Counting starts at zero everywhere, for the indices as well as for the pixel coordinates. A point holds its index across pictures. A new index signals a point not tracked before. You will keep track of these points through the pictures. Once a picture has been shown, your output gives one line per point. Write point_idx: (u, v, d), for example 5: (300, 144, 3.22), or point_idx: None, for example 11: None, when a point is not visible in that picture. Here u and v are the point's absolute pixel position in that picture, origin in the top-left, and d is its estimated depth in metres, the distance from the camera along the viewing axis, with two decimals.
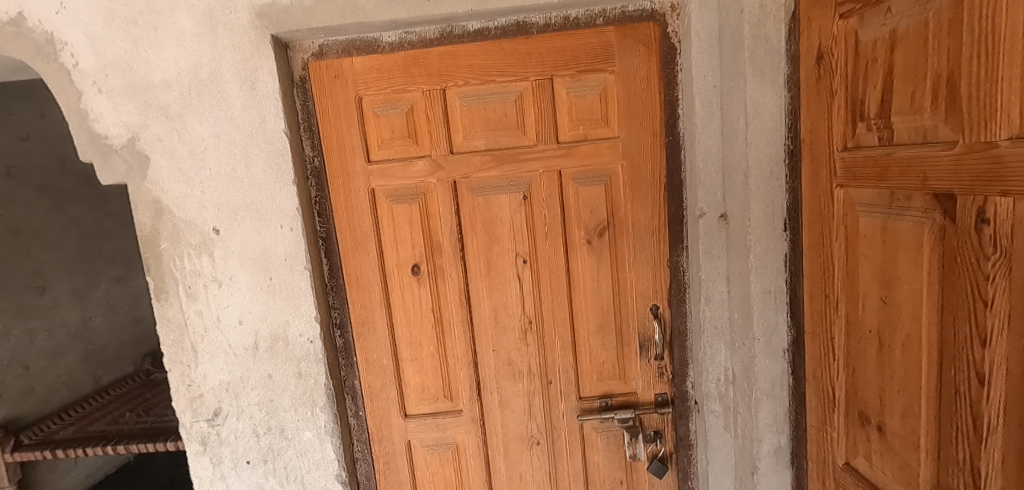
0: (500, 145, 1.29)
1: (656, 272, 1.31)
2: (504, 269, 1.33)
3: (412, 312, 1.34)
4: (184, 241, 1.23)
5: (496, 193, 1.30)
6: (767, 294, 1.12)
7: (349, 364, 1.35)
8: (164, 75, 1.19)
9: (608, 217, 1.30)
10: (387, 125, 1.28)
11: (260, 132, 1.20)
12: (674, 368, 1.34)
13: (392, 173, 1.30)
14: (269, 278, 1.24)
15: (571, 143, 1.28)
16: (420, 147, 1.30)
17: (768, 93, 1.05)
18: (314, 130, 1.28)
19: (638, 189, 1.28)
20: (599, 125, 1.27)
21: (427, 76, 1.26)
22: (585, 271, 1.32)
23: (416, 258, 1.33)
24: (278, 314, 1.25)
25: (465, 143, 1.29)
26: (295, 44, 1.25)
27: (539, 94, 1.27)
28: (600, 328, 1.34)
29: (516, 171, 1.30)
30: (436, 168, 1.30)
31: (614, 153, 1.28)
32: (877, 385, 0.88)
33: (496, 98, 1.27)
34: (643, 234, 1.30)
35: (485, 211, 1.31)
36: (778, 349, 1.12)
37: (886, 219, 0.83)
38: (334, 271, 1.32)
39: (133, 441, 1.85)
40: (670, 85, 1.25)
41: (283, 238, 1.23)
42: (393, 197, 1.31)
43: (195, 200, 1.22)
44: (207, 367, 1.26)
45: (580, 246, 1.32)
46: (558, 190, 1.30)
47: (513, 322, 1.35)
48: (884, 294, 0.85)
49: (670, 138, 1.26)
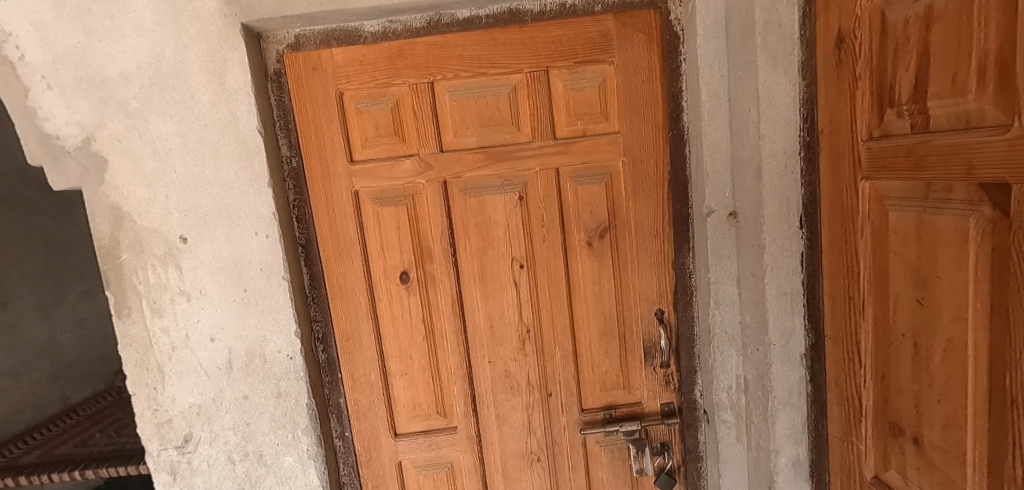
0: (493, 142, 1.21)
1: (661, 276, 1.24)
2: (499, 274, 1.24)
3: (401, 323, 1.25)
4: (147, 251, 1.12)
5: (490, 194, 1.22)
6: (784, 296, 1.02)
7: (333, 381, 1.25)
8: (122, 69, 1.08)
9: (609, 218, 1.23)
10: (370, 121, 1.19)
11: (230, 130, 1.10)
12: (681, 376, 1.27)
13: (378, 174, 1.20)
14: (243, 290, 1.13)
15: (569, 139, 1.21)
16: (407, 145, 1.20)
17: (782, 82, 0.97)
18: (291, 127, 1.18)
19: (641, 187, 1.21)
20: (598, 120, 1.20)
21: (414, 68, 1.17)
22: (586, 274, 1.25)
23: (405, 265, 1.23)
24: (254, 329, 1.14)
25: (456, 141, 1.21)
26: (269, 35, 1.15)
27: (534, 87, 1.19)
28: (602, 335, 1.26)
29: (511, 170, 1.21)
30: (424, 167, 1.21)
31: (615, 150, 1.20)
32: (913, 393, 0.79)
33: (489, 91, 1.19)
34: (646, 236, 1.22)
35: (478, 214, 1.22)
36: (795, 355, 1.03)
37: (921, 213, 0.75)
38: (316, 280, 1.22)
39: (102, 465, 1.71)
40: (673, 76, 1.18)
41: (258, 246, 1.12)
42: (378, 200, 1.21)
43: (159, 206, 1.11)
44: (176, 390, 1.15)
45: (580, 249, 1.24)
46: (555, 189, 1.22)
47: (510, 331, 1.26)
48: (920, 294, 0.76)
49: (674, 132, 1.19)
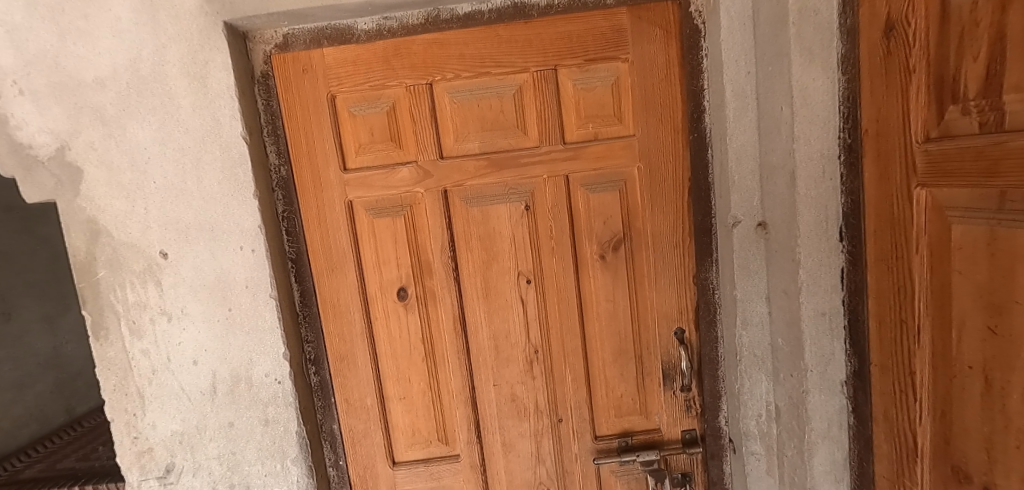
0: (497, 147, 1.11)
1: (680, 292, 1.13)
2: (505, 290, 1.15)
3: (399, 343, 1.16)
4: (125, 268, 1.04)
5: (494, 203, 1.12)
6: (822, 317, 0.91)
7: (327, 406, 1.16)
8: (98, 73, 1.00)
9: (624, 228, 1.13)
10: (365, 126, 1.10)
11: (212, 137, 1.01)
12: (704, 401, 1.16)
13: (373, 183, 1.11)
14: (227, 309, 1.05)
15: (579, 143, 1.11)
16: (405, 152, 1.11)
17: (819, 78, 0.87)
18: (280, 133, 1.09)
19: (659, 195, 1.11)
20: (611, 123, 1.10)
21: (411, 68, 1.08)
22: (598, 290, 1.15)
23: (403, 280, 1.14)
24: (239, 351, 1.06)
25: (457, 146, 1.11)
26: (255, 34, 1.07)
27: (541, 87, 1.09)
28: (617, 357, 1.16)
29: (517, 177, 1.12)
30: (422, 175, 1.12)
31: (630, 154, 1.10)
32: (983, 436, 0.68)
33: (492, 93, 1.10)
34: (664, 248, 1.12)
35: (481, 225, 1.13)
36: (834, 382, 0.93)
37: (993, 226, 0.64)
38: (307, 297, 1.13)
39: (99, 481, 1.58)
40: (694, 74, 1.07)
41: (243, 261, 1.04)
42: (373, 211, 1.12)
43: (138, 219, 1.03)
44: (157, 416, 1.07)
45: (592, 262, 1.14)
46: (565, 197, 1.12)
47: (517, 352, 1.16)
48: (993, 321, 0.65)
49: (695, 135, 1.09)
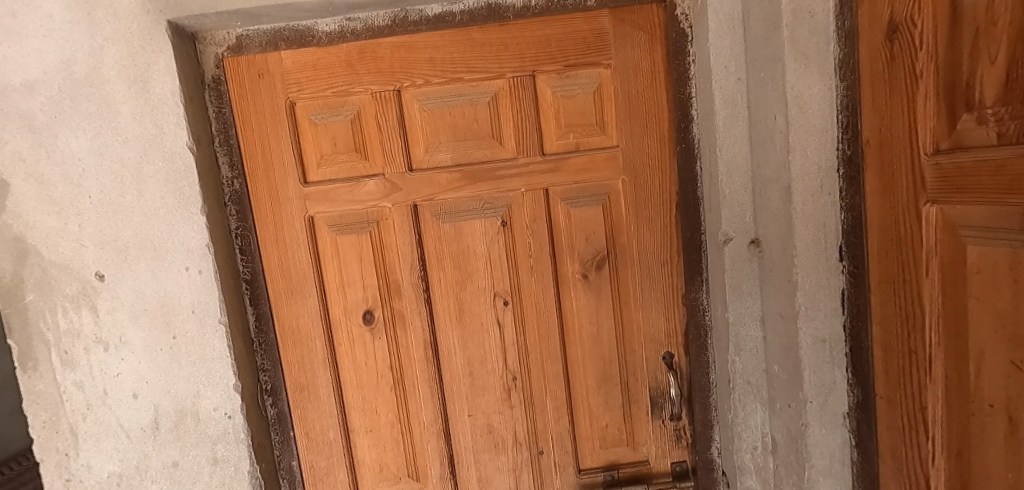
0: (471, 159, 1.03)
1: (668, 314, 1.06)
2: (480, 313, 1.06)
3: (365, 371, 1.06)
4: (58, 291, 0.93)
5: (468, 219, 1.04)
6: (821, 344, 0.84)
7: (285, 440, 1.06)
8: (26, 76, 0.90)
9: (607, 245, 1.05)
10: (327, 136, 1.02)
11: (155, 147, 0.92)
12: (694, 431, 1.08)
13: (336, 198, 1.03)
14: (171, 337, 0.95)
15: (560, 154, 1.03)
16: (371, 164, 1.03)
17: (815, 85, 0.80)
18: (233, 143, 1.00)
19: (644, 210, 1.04)
20: (593, 132, 1.03)
21: (377, 73, 1.00)
22: (580, 312, 1.07)
23: (369, 302, 1.05)
24: (185, 383, 0.96)
25: (427, 157, 1.03)
26: (206, 35, 0.98)
27: (518, 94, 1.02)
28: (601, 383, 1.08)
29: (492, 191, 1.04)
30: (390, 189, 1.03)
31: (613, 166, 1.03)
32: (1006, 484, 0.61)
33: (465, 100, 1.02)
34: (651, 266, 1.05)
35: (454, 243, 1.04)
36: (836, 415, 0.85)
37: (1016, 248, 0.58)
38: (263, 322, 1.03)
39: None
40: (680, 81, 1.01)
41: (188, 284, 0.94)
42: (336, 228, 1.03)
43: (71, 237, 0.92)
44: (92, 456, 0.96)
45: (574, 282, 1.06)
46: (544, 212, 1.04)
47: (493, 380, 1.07)
48: (1017, 355, 0.58)
49: (682, 145, 1.02)
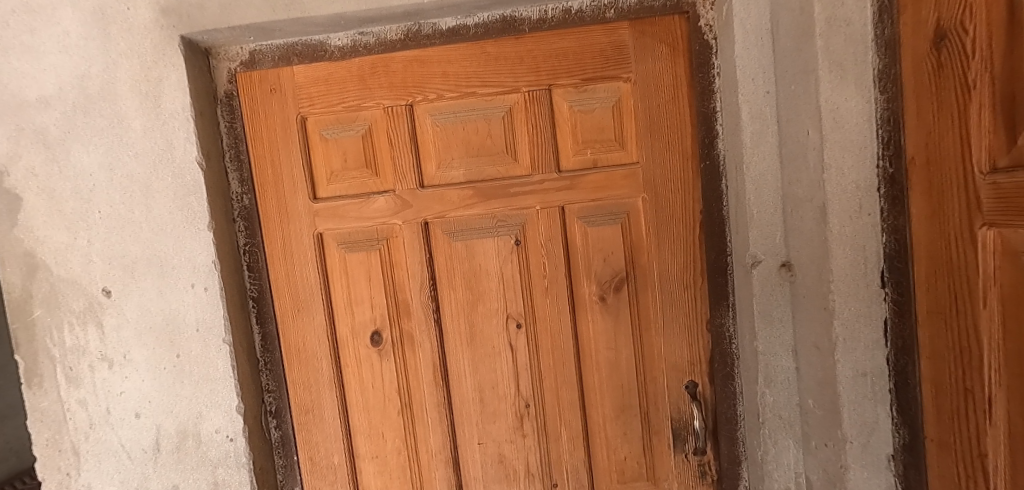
0: (484, 175, 1.00)
1: (691, 341, 1.00)
2: (491, 336, 1.01)
3: (372, 394, 1.02)
4: (65, 307, 0.92)
5: (480, 237, 1.00)
6: (862, 378, 0.78)
7: (288, 465, 1.03)
8: (42, 91, 0.90)
9: (626, 267, 1.00)
10: (337, 151, 1.00)
11: (164, 162, 0.90)
12: (720, 467, 1.00)
13: (345, 214, 1.00)
14: (175, 355, 0.93)
15: (577, 171, 0.99)
16: (381, 180, 1.00)
17: (851, 97, 0.74)
18: (243, 159, 0.99)
19: (665, 231, 0.99)
20: (611, 148, 0.99)
21: (389, 88, 0.98)
22: (597, 337, 1.01)
23: (377, 323, 1.02)
24: (187, 404, 0.93)
25: (439, 174, 1.00)
26: (219, 51, 0.97)
27: (534, 109, 0.98)
28: (619, 413, 1.02)
29: (505, 209, 1.00)
30: (400, 206, 1.00)
31: (632, 184, 0.99)
32: None
33: (479, 115, 0.99)
34: (672, 290, 0.99)
35: (465, 262, 1.01)
36: (879, 457, 0.78)
37: None
38: (269, 342, 1.01)
39: None
40: (704, 95, 0.96)
41: (193, 301, 0.92)
42: (345, 245, 1.00)
43: (79, 252, 0.91)
44: (93, 476, 0.94)
45: (590, 305, 1.01)
46: (560, 231, 1.00)
47: (505, 406, 1.02)
48: None
49: (706, 162, 0.97)
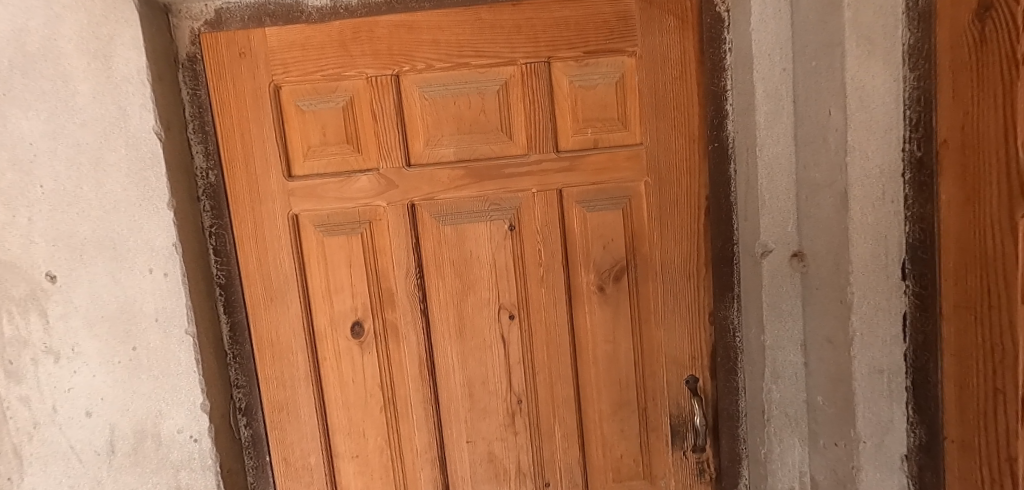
0: (477, 155, 0.92)
1: (693, 333, 0.95)
2: (482, 328, 0.95)
3: (353, 390, 0.95)
4: (4, 294, 0.81)
5: (472, 222, 0.93)
6: (878, 375, 0.74)
7: (259, 465, 0.95)
8: None
9: (627, 255, 0.94)
10: (316, 125, 0.91)
11: (118, 132, 0.80)
12: (720, 465, 0.96)
13: (324, 194, 0.91)
14: (131, 348, 0.83)
15: (577, 151, 0.92)
16: (364, 157, 0.92)
17: (880, 75, 0.69)
18: (208, 130, 0.89)
19: (669, 217, 0.93)
20: (613, 128, 0.92)
21: (374, 56, 0.89)
22: (595, 329, 0.96)
23: (358, 313, 0.94)
24: (146, 401, 0.84)
25: (427, 152, 0.92)
26: (181, 8, 0.87)
27: (532, 83, 0.91)
28: (617, 409, 0.97)
29: (499, 191, 0.93)
30: (385, 186, 0.92)
31: (635, 166, 0.93)
32: None
33: (472, 88, 0.91)
34: (674, 280, 0.94)
35: (455, 248, 0.93)
36: (893, 458, 0.75)
37: None
38: (238, 333, 0.92)
39: None
40: (714, 72, 0.90)
41: (151, 288, 0.82)
42: (324, 228, 0.92)
43: (19, 232, 0.80)
44: (38, 481, 0.85)
45: (588, 296, 0.95)
46: (557, 215, 0.93)
47: (496, 402, 0.96)
48: None
49: (715, 145, 0.91)
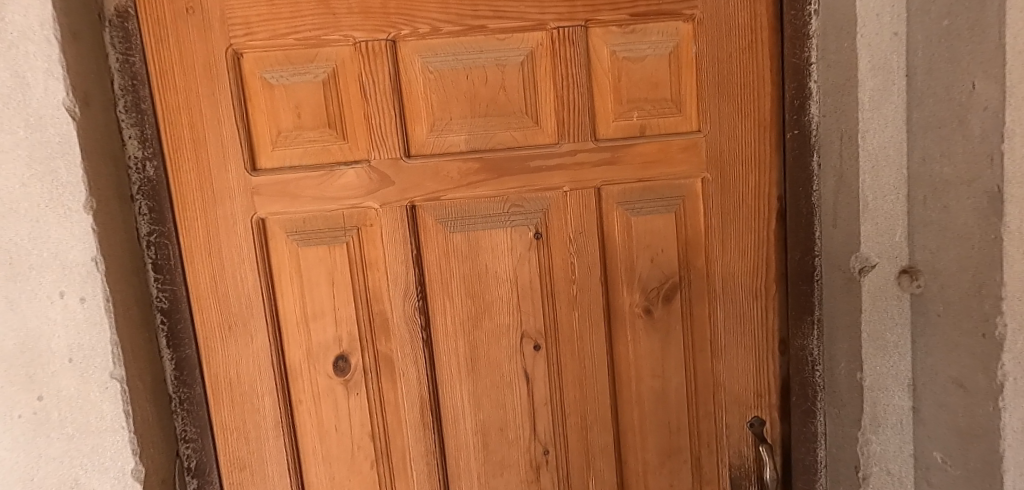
0: (494, 143, 0.73)
1: (759, 365, 0.77)
2: (500, 361, 0.76)
3: (336, 441, 0.75)
4: None
5: (488, 228, 0.74)
6: None
7: None
8: None
9: (680, 270, 0.76)
10: (287, 103, 0.70)
11: (14, 107, 0.59)
12: None
13: (298, 192, 0.71)
14: (36, 398, 0.62)
15: (619, 140, 0.74)
16: (351, 146, 0.72)
17: None
18: (145, 108, 0.68)
19: (733, 223, 0.75)
20: (665, 111, 0.74)
21: (363, 15, 0.69)
22: (639, 362, 0.77)
23: (343, 344, 0.74)
24: (57, 468, 0.63)
25: (432, 140, 0.72)
26: None
27: (564, 53, 0.72)
28: (665, 460, 0.79)
29: (523, 190, 0.73)
30: (377, 182, 0.72)
31: (692, 159, 0.74)
32: None
33: (489, 59, 0.71)
34: (738, 301, 0.76)
35: (466, 262, 0.74)
36: None
37: None
38: (186, 373, 0.71)
39: None
40: (795, 39, 0.71)
41: (62, 318, 0.62)
42: (299, 236, 0.72)
43: None
44: None
45: (631, 321, 0.77)
46: (595, 220, 0.74)
47: (516, 453, 0.77)
48: None
49: (794, 132, 0.72)
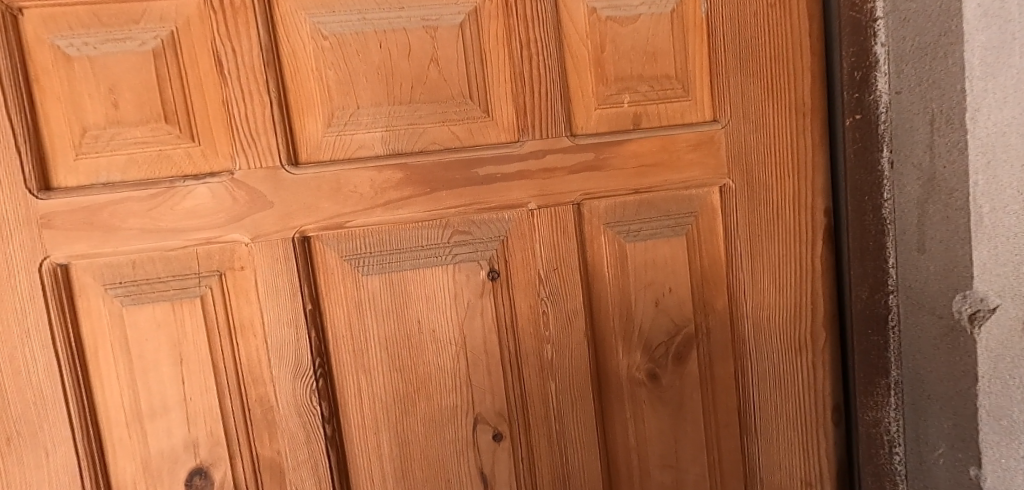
0: (423, 144, 0.49)
1: (809, 445, 0.55)
2: (443, 462, 0.52)
3: None
4: None
5: (418, 267, 0.50)
6: None
7: None
8: None
9: (699, 319, 0.53)
10: (97, 87, 0.45)
11: None
12: None
13: (117, 224, 0.46)
14: None
15: (606, 135, 0.51)
16: (203, 151, 0.47)
17: None
18: None
19: (769, 250, 0.53)
20: (670, 93, 0.52)
21: None
22: (645, 451, 0.54)
23: (200, 452, 0.48)
24: None
25: (329, 139, 0.48)
26: None
27: (521, 11, 0.49)
28: None
29: (468, 210, 0.50)
30: (246, 205, 0.47)
31: (710, 160, 0.52)
32: None
33: (412, 20, 0.48)
34: (778, 360, 0.54)
35: (387, 319, 0.50)
36: None
37: None
38: None
39: None
40: None
41: None
42: (123, 292, 0.46)
43: None
44: None
45: (631, 394, 0.53)
46: (575, 251, 0.51)
47: None
48: None
49: (854, 119, 0.50)
